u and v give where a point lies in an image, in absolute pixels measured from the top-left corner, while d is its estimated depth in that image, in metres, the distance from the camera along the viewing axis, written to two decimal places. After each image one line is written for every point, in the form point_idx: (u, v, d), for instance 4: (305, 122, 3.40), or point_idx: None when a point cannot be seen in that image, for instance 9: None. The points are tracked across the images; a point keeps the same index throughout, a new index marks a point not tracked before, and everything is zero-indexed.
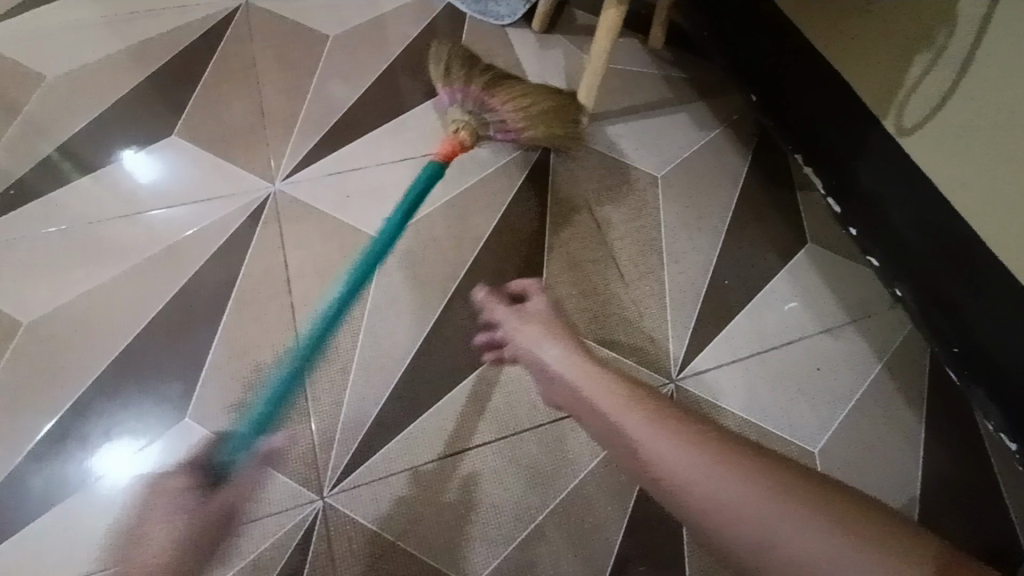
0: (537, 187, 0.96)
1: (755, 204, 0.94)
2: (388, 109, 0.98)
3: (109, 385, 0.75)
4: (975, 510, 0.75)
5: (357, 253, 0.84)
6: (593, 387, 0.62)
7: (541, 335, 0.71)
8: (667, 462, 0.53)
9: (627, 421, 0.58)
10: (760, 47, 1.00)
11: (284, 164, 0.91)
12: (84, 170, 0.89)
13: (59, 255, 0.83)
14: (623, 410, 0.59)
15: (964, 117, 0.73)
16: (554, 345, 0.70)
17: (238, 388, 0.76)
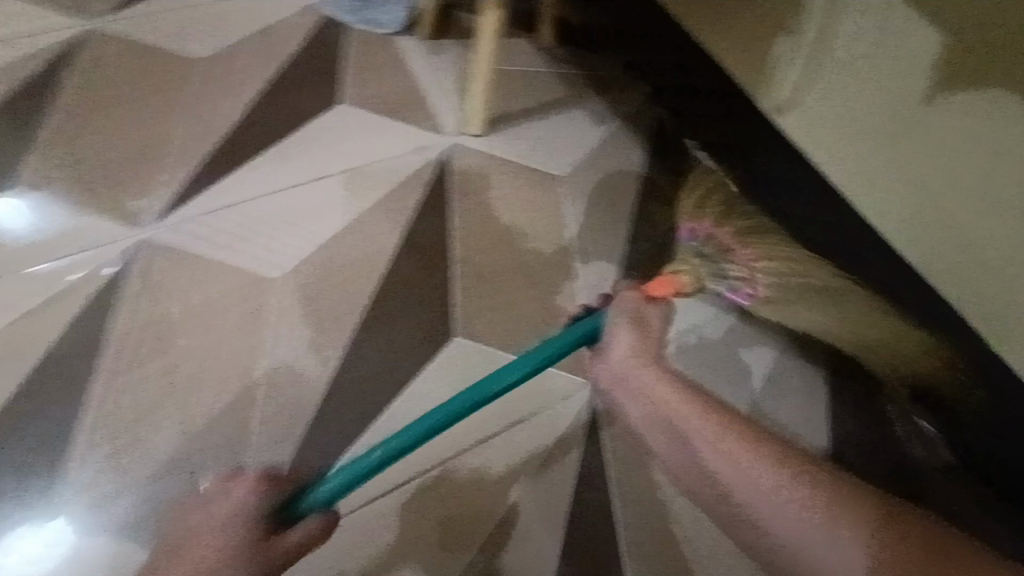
0: (439, 201, 0.93)
1: (658, 192, 0.97)
2: (271, 135, 0.96)
3: None
4: (869, 452, 0.85)
5: (252, 294, 0.82)
6: (682, 414, 0.64)
7: (622, 341, 0.68)
8: (736, 481, 0.61)
9: (673, 410, 0.64)
10: (647, 42, 1.06)
11: (155, 206, 0.88)
12: None
13: None
14: (685, 416, 0.64)
15: (829, 94, 0.80)
16: (646, 368, 0.67)
17: (119, 453, 0.72)
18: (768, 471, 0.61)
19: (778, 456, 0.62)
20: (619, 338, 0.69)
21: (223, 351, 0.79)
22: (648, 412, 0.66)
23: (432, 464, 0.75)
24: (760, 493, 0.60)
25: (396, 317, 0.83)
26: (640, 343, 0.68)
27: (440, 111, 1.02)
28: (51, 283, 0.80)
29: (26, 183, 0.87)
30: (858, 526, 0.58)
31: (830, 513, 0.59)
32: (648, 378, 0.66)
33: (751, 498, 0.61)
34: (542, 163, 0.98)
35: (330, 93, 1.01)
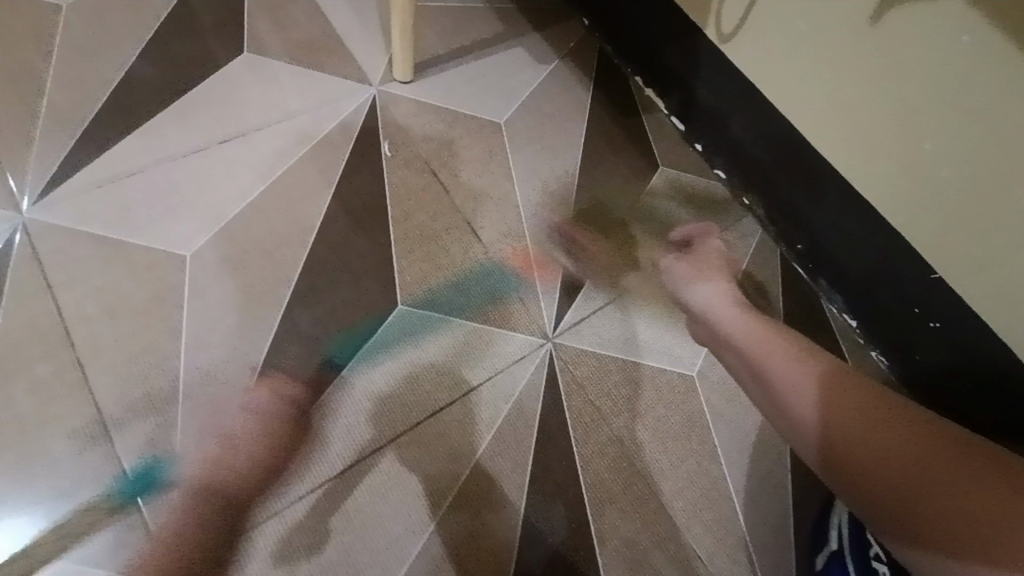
0: (369, 158, 0.84)
1: (605, 134, 0.92)
2: (164, 91, 0.84)
3: None
4: None
5: (159, 276, 0.73)
6: (777, 360, 0.63)
7: (712, 294, 0.73)
8: (856, 440, 0.57)
9: (751, 336, 0.66)
10: None
11: (30, 185, 0.76)
12: None
13: None
14: (760, 337, 0.66)
15: (775, 15, 0.75)
16: (731, 306, 0.71)
17: (25, 465, 0.64)
18: (813, 382, 0.61)
19: (829, 371, 0.62)
20: (708, 292, 0.73)
21: (131, 343, 0.70)
22: (749, 354, 0.66)
23: (381, 443, 0.69)
24: (840, 433, 0.58)
25: (331, 288, 0.75)
26: (715, 289, 0.74)
27: (360, 56, 0.91)
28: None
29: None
30: (869, 429, 0.57)
31: (870, 416, 0.58)
32: (735, 317, 0.69)
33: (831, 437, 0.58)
34: (480, 111, 0.90)
35: (229, 41, 0.89)
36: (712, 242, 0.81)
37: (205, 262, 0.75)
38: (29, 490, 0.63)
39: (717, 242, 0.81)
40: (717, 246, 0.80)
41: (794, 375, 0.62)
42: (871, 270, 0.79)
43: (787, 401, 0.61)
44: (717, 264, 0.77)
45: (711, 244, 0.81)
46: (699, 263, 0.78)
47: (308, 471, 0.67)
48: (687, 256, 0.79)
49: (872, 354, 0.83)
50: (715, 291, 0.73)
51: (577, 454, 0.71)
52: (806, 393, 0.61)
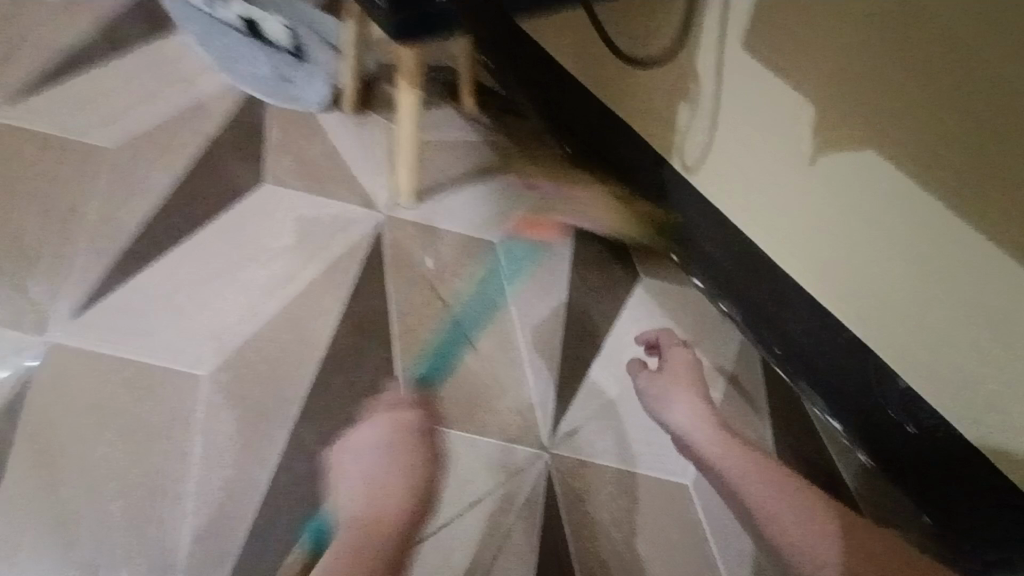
0: (375, 276, 0.91)
1: (590, 249, 1.01)
2: (192, 219, 0.93)
3: None
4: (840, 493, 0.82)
5: (172, 397, 0.76)
6: (730, 459, 0.70)
7: (680, 400, 0.77)
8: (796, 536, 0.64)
9: (722, 452, 0.71)
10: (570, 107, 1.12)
11: (61, 308, 0.82)
12: None
13: None
14: (725, 450, 0.71)
15: (730, 155, 0.87)
16: (684, 405, 0.77)
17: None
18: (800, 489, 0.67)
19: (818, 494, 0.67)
20: (682, 412, 0.76)
21: (140, 465, 0.72)
22: (691, 421, 0.75)
23: None
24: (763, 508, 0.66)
25: (337, 402, 0.79)
26: (694, 409, 0.76)
27: (369, 184, 1.02)
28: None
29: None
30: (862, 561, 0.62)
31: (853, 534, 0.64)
32: (712, 437, 0.73)
33: (754, 507, 0.67)
34: (477, 230, 1.00)
35: (252, 174, 0.99)
36: (678, 353, 0.83)
37: (219, 380, 0.79)
38: None
39: (686, 355, 0.83)
40: (685, 358, 0.82)
41: (787, 502, 0.66)
42: (843, 372, 0.85)
43: (748, 493, 0.67)
44: (686, 379, 0.80)
45: (677, 354, 0.83)
46: (667, 381, 0.80)
47: None
48: (657, 373, 0.82)
49: (857, 453, 0.86)
50: (690, 411, 0.76)
51: (578, 569, 0.72)
52: (816, 542, 0.63)
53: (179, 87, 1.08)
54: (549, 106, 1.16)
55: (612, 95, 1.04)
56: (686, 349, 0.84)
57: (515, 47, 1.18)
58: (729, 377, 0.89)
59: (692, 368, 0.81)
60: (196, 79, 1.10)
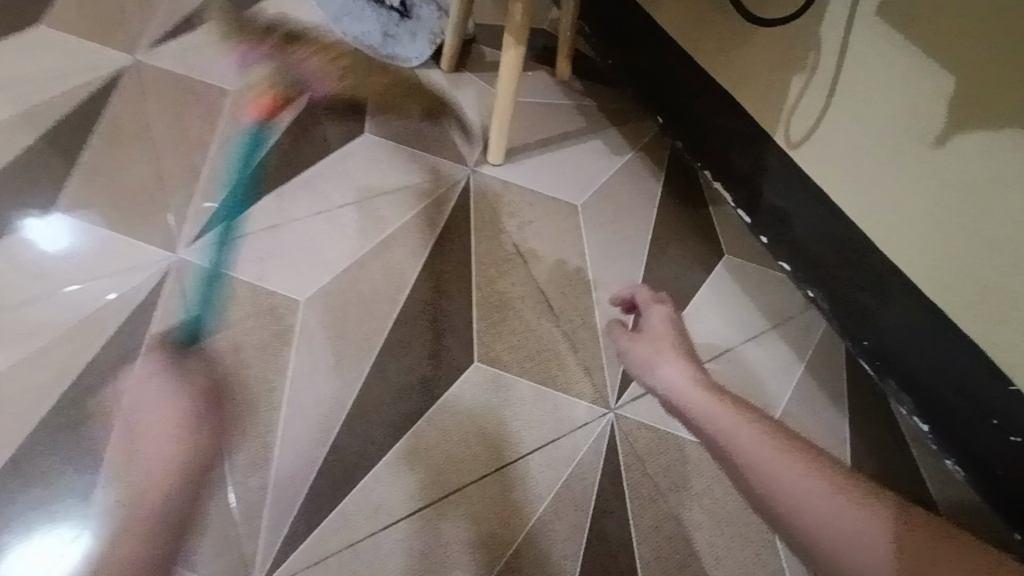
0: (459, 226, 0.95)
1: (671, 224, 1.00)
2: (300, 161, 1.00)
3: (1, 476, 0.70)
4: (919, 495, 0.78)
5: (274, 317, 0.84)
6: (716, 412, 0.54)
7: (652, 353, 0.64)
8: (806, 504, 0.47)
9: (725, 418, 0.54)
10: (665, 75, 1.08)
11: (186, 230, 0.92)
12: None
13: None
14: (727, 417, 0.54)
15: (841, 131, 0.82)
16: (671, 365, 0.62)
17: None
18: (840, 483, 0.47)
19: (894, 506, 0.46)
20: (668, 374, 0.61)
21: (243, 370, 0.79)
22: (675, 379, 0.60)
23: (453, 487, 0.73)
24: (822, 506, 0.46)
25: (415, 340, 0.84)
26: (683, 369, 0.61)
27: (459, 141, 1.05)
28: (75, 314, 0.82)
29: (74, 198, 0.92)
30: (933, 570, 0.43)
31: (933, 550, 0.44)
32: (697, 395, 0.57)
33: (789, 507, 0.47)
34: (558, 193, 1.01)
35: (353, 125, 1.05)
36: (658, 311, 0.72)
37: (315, 308, 0.86)
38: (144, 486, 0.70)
39: (663, 315, 0.71)
40: (665, 316, 0.70)
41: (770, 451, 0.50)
42: (937, 374, 0.80)
43: (780, 493, 0.47)
44: (668, 341, 0.66)
45: (657, 315, 0.71)
46: (650, 340, 0.67)
47: (393, 500, 0.72)
48: (639, 336, 0.68)
49: (947, 463, 0.81)
50: (677, 374, 0.60)
51: (632, 528, 0.73)
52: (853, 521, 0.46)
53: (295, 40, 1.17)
54: (644, 74, 1.13)
55: (714, 62, 0.99)
56: (667, 306, 0.72)
57: (615, 17, 1.17)
58: (807, 364, 0.88)
59: (672, 323, 0.70)
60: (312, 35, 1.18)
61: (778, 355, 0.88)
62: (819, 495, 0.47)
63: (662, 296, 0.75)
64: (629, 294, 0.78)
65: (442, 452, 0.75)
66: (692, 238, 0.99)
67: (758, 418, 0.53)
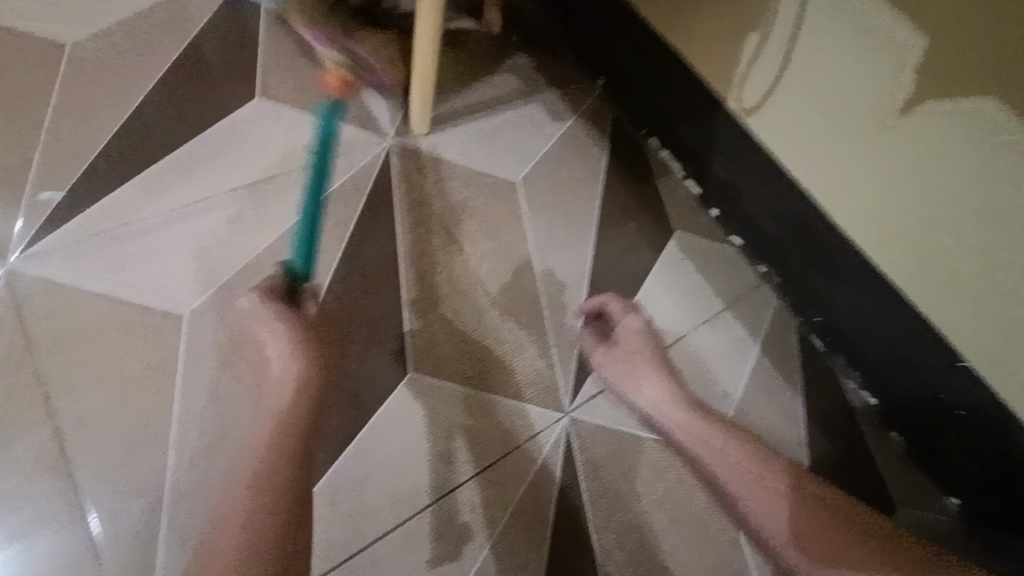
0: (383, 214, 0.81)
1: (620, 200, 0.92)
2: (168, 133, 0.79)
3: None
4: (855, 470, 0.82)
5: (152, 342, 0.68)
6: (689, 436, 0.68)
7: (633, 374, 0.72)
8: (734, 484, 0.66)
9: (692, 437, 0.68)
10: (607, 29, 0.96)
11: (19, 232, 0.70)
12: None
13: None
14: (696, 438, 0.68)
15: (799, 96, 0.74)
16: (649, 383, 0.72)
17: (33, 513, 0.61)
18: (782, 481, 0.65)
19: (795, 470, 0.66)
20: (646, 395, 0.71)
21: (124, 415, 0.66)
22: (654, 403, 0.71)
23: (395, 522, 0.66)
24: (746, 487, 0.65)
25: (337, 353, 0.71)
26: (659, 387, 0.71)
27: (374, 107, 0.88)
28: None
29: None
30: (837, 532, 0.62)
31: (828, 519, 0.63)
32: (667, 407, 0.70)
33: (716, 479, 0.66)
34: (495, 169, 0.89)
35: (235, 84, 0.84)
36: (631, 322, 0.75)
37: (207, 326, 0.70)
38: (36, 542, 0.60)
39: (636, 323, 0.75)
40: (637, 328, 0.75)
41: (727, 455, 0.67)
42: (881, 351, 0.79)
43: (726, 478, 0.66)
44: (644, 356, 0.73)
45: (623, 324, 0.75)
46: (626, 358, 0.73)
47: (335, 544, 0.64)
48: (614, 353, 0.74)
49: (891, 434, 0.84)
50: (654, 393, 0.71)
51: (594, 542, 0.69)
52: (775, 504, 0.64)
53: None
54: (581, 34, 1.01)
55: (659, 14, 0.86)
56: (637, 317, 0.76)
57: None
58: (760, 344, 0.85)
59: (643, 335, 0.75)
60: None
61: (732, 337, 0.85)
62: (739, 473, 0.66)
63: (631, 306, 0.78)
64: (597, 304, 0.79)
65: (383, 483, 0.67)
66: (642, 215, 0.91)
67: (727, 437, 0.67)
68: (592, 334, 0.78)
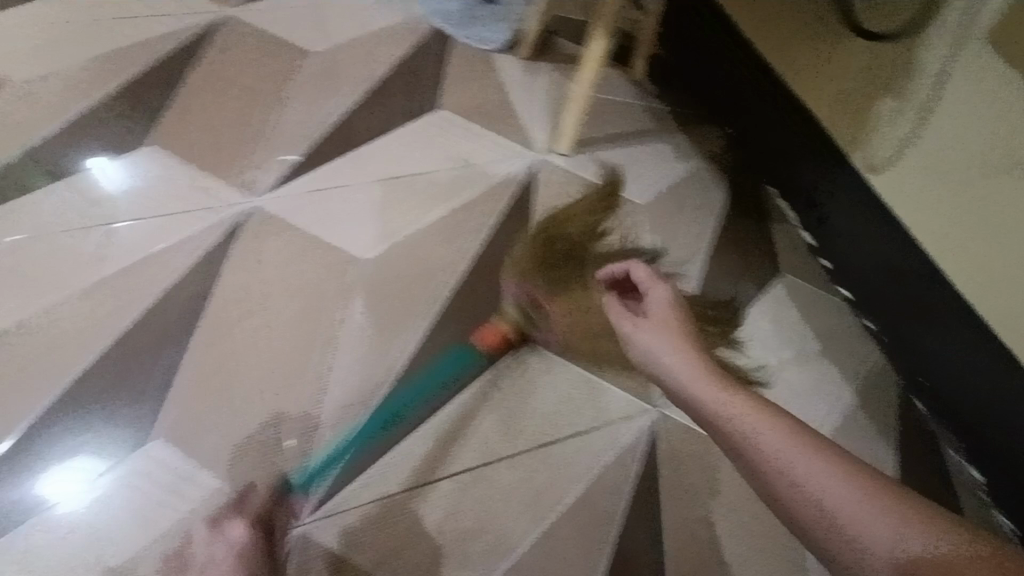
0: (522, 209, 0.96)
1: (732, 236, 1.00)
2: (375, 126, 1.02)
3: (81, 397, 0.75)
4: None
5: (337, 273, 0.87)
6: (723, 408, 0.58)
7: (655, 337, 0.65)
8: (796, 475, 0.51)
9: (711, 393, 0.59)
10: (728, 79, 1.04)
11: (264, 180, 0.94)
12: (71, 170, 0.91)
13: (53, 257, 0.84)
14: (712, 393, 0.59)
15: (928, 158, 0.82)
16: (669, 347, 0.64)
17: (221, 388, 0.77)
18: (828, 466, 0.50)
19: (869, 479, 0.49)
20: (653, 351, 0.65)
21: (304, 322, 0.83)
22: (669, 358, 0.63)
23: (492, 459, 0.75)
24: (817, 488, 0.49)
25: (472, 313, 0.86)
26: (674, 348, 0.64)
27: (530, 127, 1.06)
28: (108, 262, 0.84)
29: (146, 152, 0.94)
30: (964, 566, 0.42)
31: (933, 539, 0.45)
32: (688, 369, 0.62)
33: (785, 480, 0.52)
34: (623, 191, 1.01)
35: (429, 99, 1.07)
36: (658, 290, 0.70)
37: (377, 270, 0.88)
38: (218, 409, 0.76)
39: (665, 293, 0.70)
40: (667, 298, 0.69)
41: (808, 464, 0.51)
42: (1004, 428, 0.76)
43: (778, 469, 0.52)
44: (675, 331, 0.66)
45: (657, 295, 0.70)
46: (653, 323, 0.67)
47: (439, 463, 0.74)
48: (644, 323, 0.68)
49: (996, 516, 0.81)
50: (661, 350, 0.64)
51: (665, 527, 0.74)
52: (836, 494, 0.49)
53: (380, 9, 1.18)
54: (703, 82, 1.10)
55: (796, 70, 0.95)
56: (665, 286, 0.71)
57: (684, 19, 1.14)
58: (854, 394, 0.87)
59: (672, 303, 0.69)
60: (398, 6, 1.19)
61: (827, 382, 0.87)
62: (840, 491, 0.49)
63: (658, 274, 0.74)
64: (621, 271, 0.76)
65: (487, 423, 0.77)
66: (752, 252, 0.98)
67: (776, 419, 0.55)
68: (614, 298, 0.74)
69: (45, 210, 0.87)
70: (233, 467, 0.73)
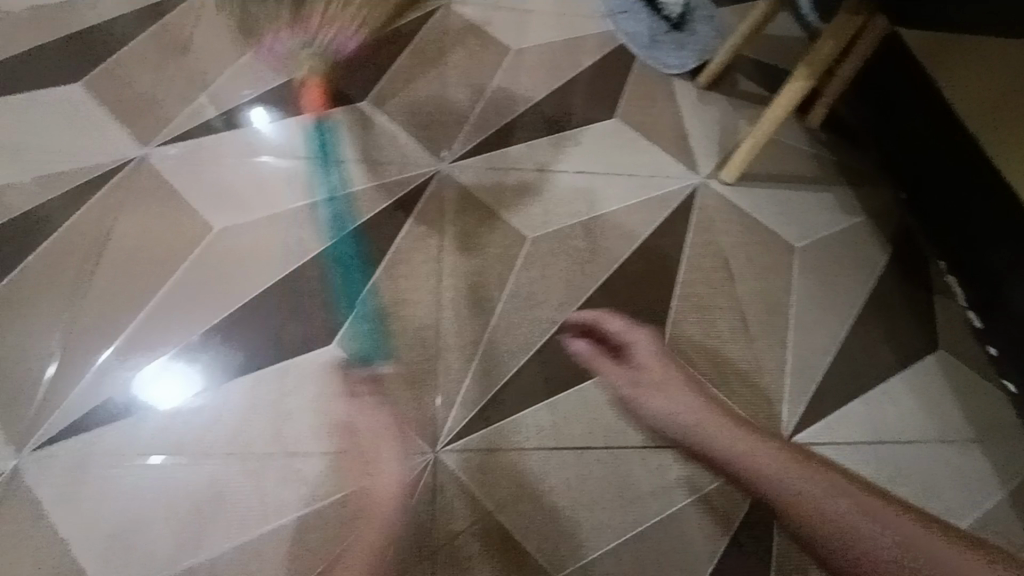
0: (680, 224, 0.99)
1: (890, 300, 0.96)
2: (553, 123, 1.10)
3: (273, 298, 0.88)
4: None
5: (501, 243, 0.94)
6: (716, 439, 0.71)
7: (659, 396, 0.76)
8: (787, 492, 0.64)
9: (705, 425, 0.73)
10: (919, 137, 0.99)
11: (453, 150, 1.04)
12: (297, 111, 1.07)
13: (266, 181, 0.99)
14: (709, 429, 0.72)
15: None
16: (669, 398, 0.76)
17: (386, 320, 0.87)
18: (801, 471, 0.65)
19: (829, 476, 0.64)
20: (658, 408, 0.76)
21: (463, 279, 0.90)
22: (671, 412, 0.75)
23: (614, 447, 0.79)
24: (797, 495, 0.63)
25: (617, 308, 0.90)
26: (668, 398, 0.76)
27: (698, 152, 1.10)
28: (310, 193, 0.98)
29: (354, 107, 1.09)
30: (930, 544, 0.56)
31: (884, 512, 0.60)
32: (686, 411, 0.74)
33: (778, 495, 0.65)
34: (781, 230, 1.02)
35: (604, 108, 1.14)
36: (642, 346, 0.81)
37: (536, 249, 0.94)
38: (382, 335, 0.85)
39: (646, 344, 0.82)
40: (650, 351, 0.81)
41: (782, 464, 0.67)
42: None
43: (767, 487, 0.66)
44: (667, 381, 0.77)
45: (642, 351, 0.81)
46: (655, 380, 0.78)
47: (567, 434, 0.80)
48: (641, 382, 0.78)
49: None
50: (667, 407, 0.76)
51: (775, 559, 0.74)
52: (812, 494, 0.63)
53: (572, 20, 1.27)
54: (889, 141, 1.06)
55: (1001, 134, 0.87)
56: (644, 336, 0.82)
57: (884, 69, 1.07)
58: (1007, 491, 0.82)
59: (657, 355, 0.80)
60: (589, 20, 1.27)
61: (975, 471, 0.83)
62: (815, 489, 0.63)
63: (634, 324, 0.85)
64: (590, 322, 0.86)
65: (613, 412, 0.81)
66: (911, 321, 0.95)
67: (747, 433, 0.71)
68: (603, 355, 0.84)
69: (260, 136, 1.04)
70: (386, 387, 0.82)
